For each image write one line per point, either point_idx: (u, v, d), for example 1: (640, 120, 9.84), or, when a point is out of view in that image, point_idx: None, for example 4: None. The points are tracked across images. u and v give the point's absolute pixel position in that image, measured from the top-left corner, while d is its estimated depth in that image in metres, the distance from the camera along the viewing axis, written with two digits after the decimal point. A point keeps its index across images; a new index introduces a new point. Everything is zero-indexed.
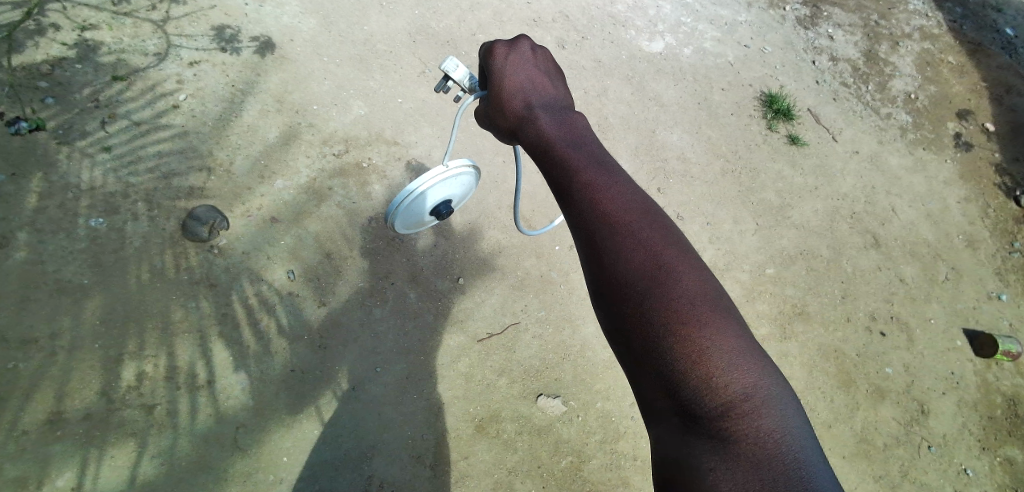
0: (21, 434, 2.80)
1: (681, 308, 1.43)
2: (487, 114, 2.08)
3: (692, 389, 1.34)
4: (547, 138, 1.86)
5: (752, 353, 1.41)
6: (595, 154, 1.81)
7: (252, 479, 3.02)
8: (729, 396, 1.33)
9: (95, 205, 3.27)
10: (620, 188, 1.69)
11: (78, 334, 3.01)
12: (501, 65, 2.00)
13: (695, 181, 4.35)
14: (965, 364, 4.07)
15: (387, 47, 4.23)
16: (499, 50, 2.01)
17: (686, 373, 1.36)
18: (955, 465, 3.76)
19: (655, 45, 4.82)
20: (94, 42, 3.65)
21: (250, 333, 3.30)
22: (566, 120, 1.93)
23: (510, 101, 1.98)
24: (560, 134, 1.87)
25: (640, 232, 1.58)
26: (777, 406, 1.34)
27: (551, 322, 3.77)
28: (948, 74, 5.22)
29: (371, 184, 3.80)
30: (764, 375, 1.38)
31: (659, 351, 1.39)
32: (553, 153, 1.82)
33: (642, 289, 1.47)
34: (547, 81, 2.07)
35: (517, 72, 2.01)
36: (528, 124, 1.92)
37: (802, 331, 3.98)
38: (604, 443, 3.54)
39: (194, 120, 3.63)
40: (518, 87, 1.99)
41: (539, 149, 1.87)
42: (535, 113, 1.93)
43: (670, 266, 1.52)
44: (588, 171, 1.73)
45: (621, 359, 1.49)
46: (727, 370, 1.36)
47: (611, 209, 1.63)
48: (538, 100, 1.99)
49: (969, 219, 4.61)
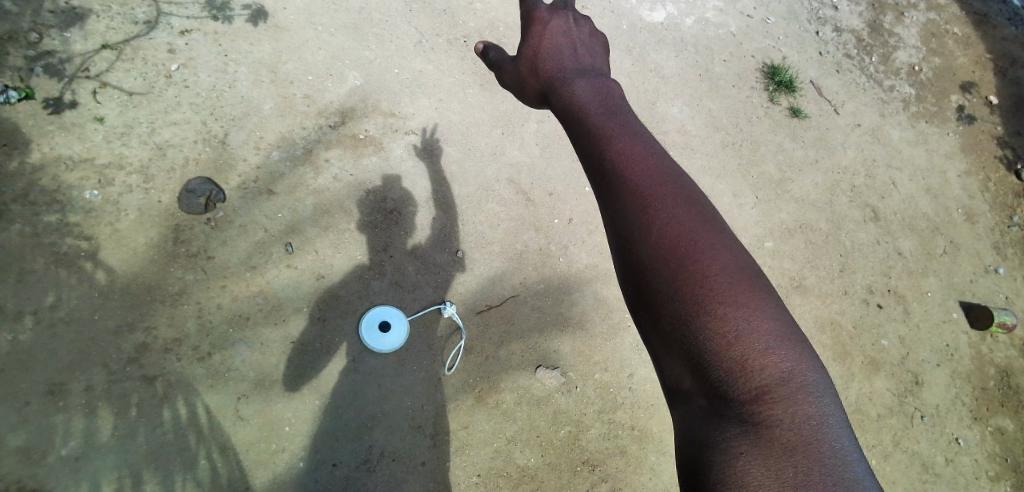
0: (25, 405, 2.83)
1: (716, 286, 1.36)
2: (524, 84, 2.09)
3: (724, 372, 1.29)
4: (577, 104, 1.80)
5: (790, 336, 1.35)
6: (626, 119, 1.73)
7: (255, 448, 3.09)
8: (764, 380, 1.28)
9: (88, 176, 3.23)
10: (654, 154, 1.61)
11: (76, 306, 3.02)
12: (535, 42, 2.06)
13: (695, 154, 4.32)
14: (960, 337, 4.10)
15: (383, 16, 4.14)
16: (536, 29, 2.08)
17: (719, 354, 1.30)
18: (946, 435, 3.83)
19: (656, 15, 4.71)
20: (82, 10, 3.55)
21: (249, 305, 3.29)
22: (598, 86, 1.86)
23: (545, 72, 1.98)
24: (591, 99, 1.80)
25: (672, 204, 1.50)
26: (813, 392, 1.29)
27: (550, 295, 3.78)
28: (953, 45, 5.15)
29: (368, 156, 3.76)
30: (802, 360, 1.33)
31: (689, 331, 1.33)
32: (583, 118, 1.75)
33: (675, 259, 1.40)
34: (584, 51, 2.03)
35: (553, 46, 2.03)
36: (560, 92, 1.89)
37: (799, 304, 4.00)
38: (602, 413, 3.59)
39: (187, 91, 3.57)
40: (555, 60, 1.99)
41: (569, 114, 1.81)
42: (568, 81, 1.89)
43: (704, 240, 1.44)
44: (619, 139, 1.63)
45: (647, 335, 1.43)
46: (762, 353, 1.30)
47: (641, 179, 1.54)
48: (572, 69, 1.95)
49: (970, 192, 4.60)
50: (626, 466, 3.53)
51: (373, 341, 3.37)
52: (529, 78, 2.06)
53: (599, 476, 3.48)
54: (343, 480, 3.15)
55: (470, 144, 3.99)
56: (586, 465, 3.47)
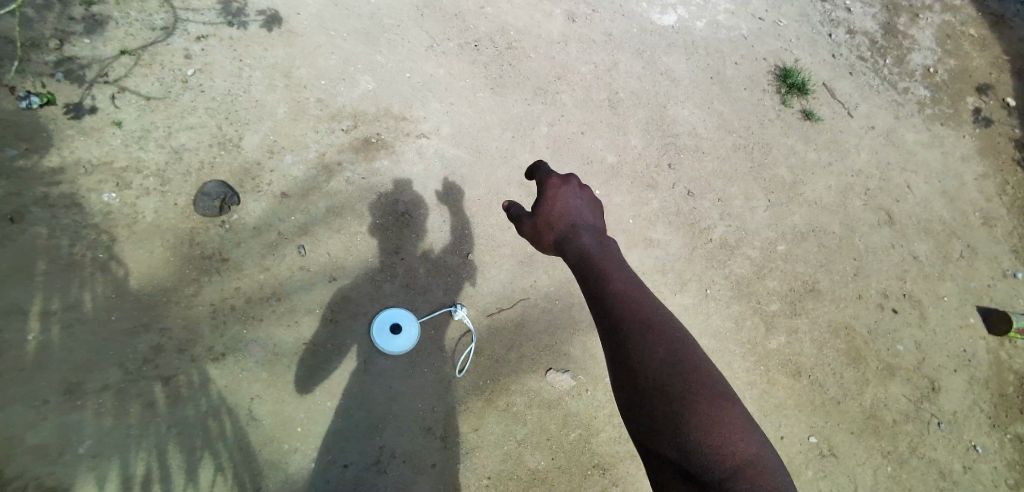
0: (42, 404, 2.86)
1: (694, 392, 1.65)
2: (528, 232, 2.11)
3: (709, 465, 1.56)
4: (585, 258, 1.90)
5: (749, 426, 1.67)
6: (622, 267, 1.90)
7: (268, 448, 3.12)
8: (737, 461, 1.57)
9: (106, 179, 3.29)
10: (645, 294, 1.82)
11: (94, 307, 3.07)
12: (547, 196, 2.06)
13: (706, 157, 4.31)
14: (978, 342, 4.04)
15: (394, 21, 4.18)
16: (549, 183, 2.08)
17: (705, 454, 1.58)
18: (964, 441, 3.76)
19: (667, 18, 4.72)
20: (101, 16, 3.62)
21: (262, 307, 3.33)
22: (602, 242, 1.97)
23: (555, 227, 2.01)
24: (597, 253, 1.92)
25: (660, 335, 1.74)
26: (772, 468, 1.60)
27: (561, 298, 3.77)
28: (969, 47, 5.08)
29: (380, 159, 3.79)
30: (759, 442, 1.65)
31: (681, 435, 1.60)
32: (586, 267, 1.88)
33: (664, 382, 1.67)
34: (587, 206, 2.07)
35: (564, 203, 2.05)
36: (569, 246, 1.95)
37: (812, 308, 3.97)
38: (613, 417, 3.58)
39: (203, 95, 3.62)
40: (565, 216, 2.02)
41: (576, 268, 1.91)
42: (576, 235, 1.97)
43: (687, 364, 1.70)
44: (617, 282, 1.83)
45: (642, 443, 1.69)
46: (736, 443, 1.60)
47: (637, 316, 1.76)
48: (580, 223, 2.01)
49: (986, 196, 4.53)
50: (636, 470, 3.51)
51: (384, 343, 3.39)
52: (531, 227, 2.08)
53: (609, 480, 3.46)
54: (353, 481, 3.17)
55: (480, 147, 4.01)
56: (597, 468, 3.47)
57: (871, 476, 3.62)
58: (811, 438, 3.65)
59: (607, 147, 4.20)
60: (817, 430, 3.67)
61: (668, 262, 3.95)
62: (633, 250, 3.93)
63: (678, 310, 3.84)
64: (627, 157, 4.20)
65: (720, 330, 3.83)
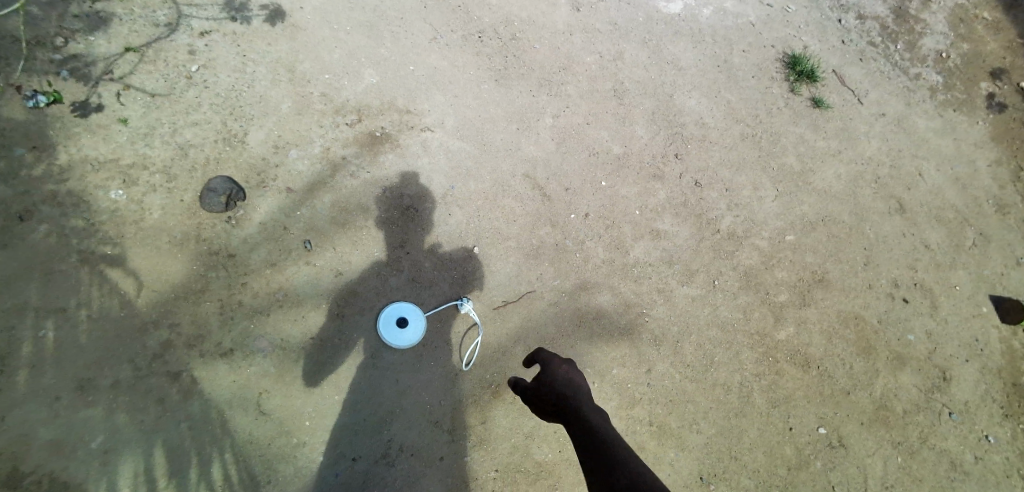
0: (55, 399, 2.93)
1: None
2: (531, 404, 2.14)
3: None
4: (587, 422, 1.92)
5: None
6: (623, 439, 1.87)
7: (277, 442, 3.15)
8: None
9: (113, 177, 3.31)
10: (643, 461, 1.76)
11: (104, 304, 3.11)
12: (549, 365, 2.18)
13: (713, 147, 4.26)
14: (990, 332, 3.99)
15: (398, 14, 4.17)
16: (551, 354, 2.23)
17: None
18: (976, 432, 3.72)
19: (673, 6, 4.68)
20: (105, 13, 3.65)
21: (269, 302, 3.34)
22: (601, 415, 1.99)
23: (557, 393, 2.07)
24: (597, 420, 1.94)
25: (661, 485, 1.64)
26: None
27: (567, 290, 3.74)
28: (983, 31, 4.98)
29: (384, 153, 3.78)
30: None
31: None
32: (587, 431, 1.89)
33: None
34: (586, 386, 2.14)
35: (564, 374, 2.15)
36: (571, 412, 1.99)
37: (821, 298, 3.93)
38: (620, 409, 3.54)
39: (207, 91, 3.63)
40: (567, 386, 2.09)
41: (578, 433, 1.91)
42: (577, 403, 2.01)
43: None
44: (619, 448, 1.80)
45: None
46: None
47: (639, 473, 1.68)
48: (581, 395, 2.07)
49: (1000, 183, 4.46)
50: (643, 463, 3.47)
51: (391, 337, 3.40)
52: (534, 400, 2.13)
53: None
54: (362, 474, 3.20)
55: (485, 140, 3.98)
56: None
57: (881, 466, 3.60)
58: (820, 429, 3.63)
59: (613, 138, 4.17)
60: (826, 421, 3.65)
61: (675, 254, 3.92)
62: (640, 241, 3.92)
63: (685, 301, 3.82)
64: (634, 147, 4.17)
65: (728, 321, 3.81)
